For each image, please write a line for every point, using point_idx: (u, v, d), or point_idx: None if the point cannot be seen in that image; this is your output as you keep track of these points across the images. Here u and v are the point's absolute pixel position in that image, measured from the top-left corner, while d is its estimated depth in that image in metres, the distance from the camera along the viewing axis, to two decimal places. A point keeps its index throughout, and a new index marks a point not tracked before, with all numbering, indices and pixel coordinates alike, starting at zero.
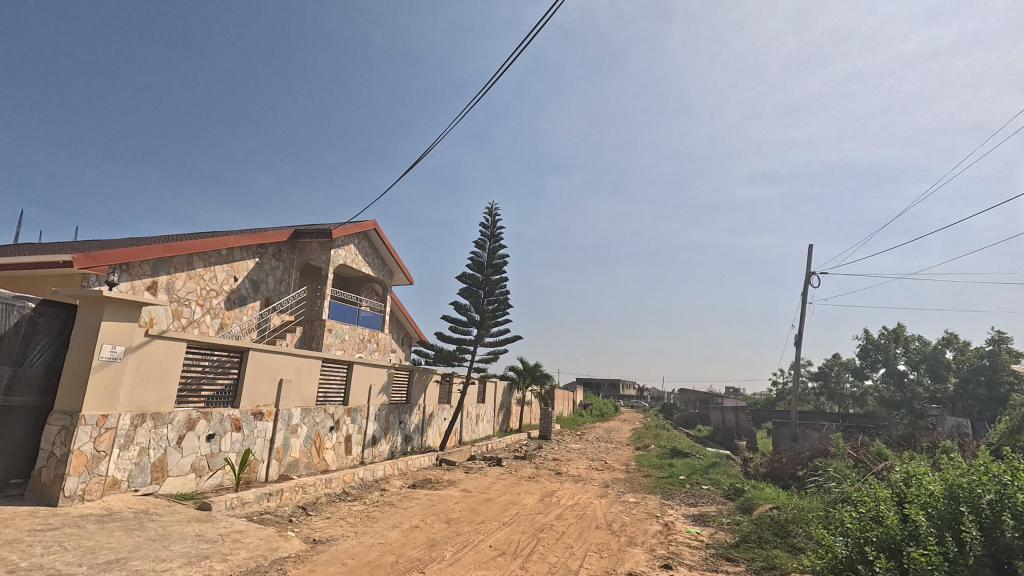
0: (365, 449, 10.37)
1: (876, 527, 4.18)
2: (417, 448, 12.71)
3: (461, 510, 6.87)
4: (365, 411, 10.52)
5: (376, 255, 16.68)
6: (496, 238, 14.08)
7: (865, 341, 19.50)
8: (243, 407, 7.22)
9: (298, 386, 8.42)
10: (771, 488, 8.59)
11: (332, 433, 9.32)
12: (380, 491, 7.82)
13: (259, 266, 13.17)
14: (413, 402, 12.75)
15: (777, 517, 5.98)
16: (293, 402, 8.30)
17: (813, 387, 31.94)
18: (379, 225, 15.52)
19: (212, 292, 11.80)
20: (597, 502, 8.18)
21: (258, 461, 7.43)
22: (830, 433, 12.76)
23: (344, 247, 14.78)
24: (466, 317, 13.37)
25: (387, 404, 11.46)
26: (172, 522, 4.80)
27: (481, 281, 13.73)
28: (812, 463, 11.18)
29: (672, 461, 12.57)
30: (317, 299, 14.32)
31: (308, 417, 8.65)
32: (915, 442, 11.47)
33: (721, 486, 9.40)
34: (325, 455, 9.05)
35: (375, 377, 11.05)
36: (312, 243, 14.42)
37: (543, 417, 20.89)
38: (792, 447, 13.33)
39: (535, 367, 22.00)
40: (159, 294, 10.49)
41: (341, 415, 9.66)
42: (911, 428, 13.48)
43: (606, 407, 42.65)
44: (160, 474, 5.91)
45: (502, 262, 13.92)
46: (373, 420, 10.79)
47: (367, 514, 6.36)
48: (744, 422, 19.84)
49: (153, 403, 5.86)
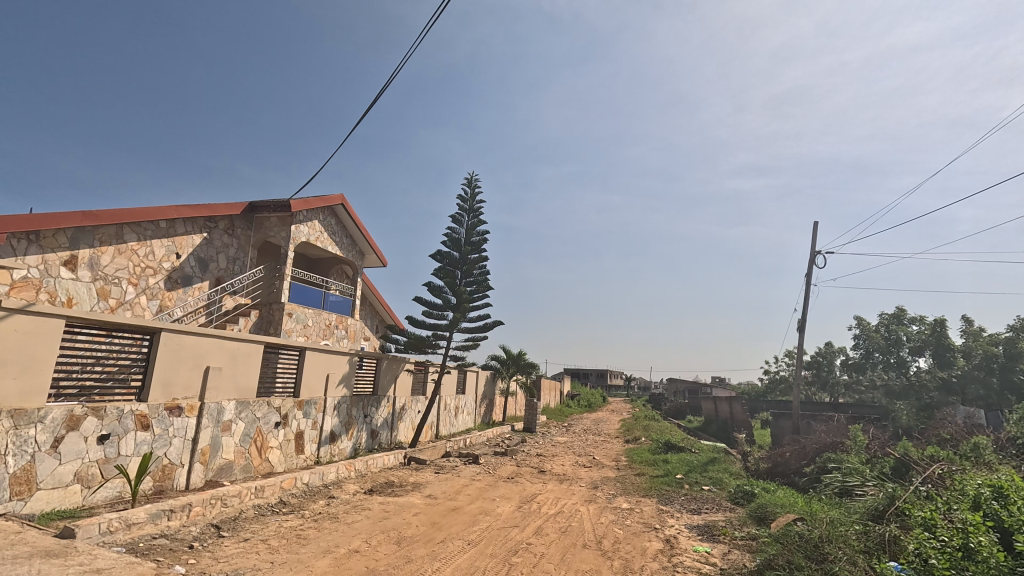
0: (322, 447, 9.12)
1: (979, 569, 2.99)
2: (386, 444, 11.47)
3: (419, 525, 5.60)
4: (321, 404, 9.22)
5: (345, 234, 15.29)
6: (475, 212, 12.79)
7: (865, 327, 18.52)
8: (153, 401, 5.91)
9: (231, 375, 7.09)
10: (785, 491, 7.49)
11: (278, 430, 8.03)
12: (326, 500, 6.54)
13: (208, 243, 11.75)
14: (382, 394, 11.49)
15: (808, 533, 4.84)
16: (224, 394, 6.97)
17: (804, 376, 31.25)
18: (347, 200, 14.15)
19: (148, 270, 10.37)
20: (584, 509, 6.98)
21: (175, 466, 6.16)
22: (836, 425, 11.74)
23: (307, 223, 13.38)
24: (441, 299, 12.06)
25: (349, 396, 10.18)
26: (2, 559, 3.49)
27: (458, 260, 12.45)
28: (821, 459, 10.12)
29: (667, 457, 11.43)
30: (275, 280, 12.90)
31: (245, 412, 7.36)
32: (931, 435, 10.46)
33: (725, 488, 8.28)
34: (269, 456, 7.80)
35: (334, 366, 9.72)
36: (270, 218, 13.00)
37: (528, 408, 19.73)
38: (797, 440, 12.26)
39: (520, 356, 20.85)
40: (80, 270, 9.09)
41: (290, 409, 8.36)
42: (921, 419, 12.53)
43: (594, 397, 41.69)
44: (25, 488, 4.61)
45: (481, 240, 12.63)
46: (331, 414, 9.51)
47: (298, 535, 5.10)
48: (739, 413, 18.80)
49: (11, 397, 4.53)
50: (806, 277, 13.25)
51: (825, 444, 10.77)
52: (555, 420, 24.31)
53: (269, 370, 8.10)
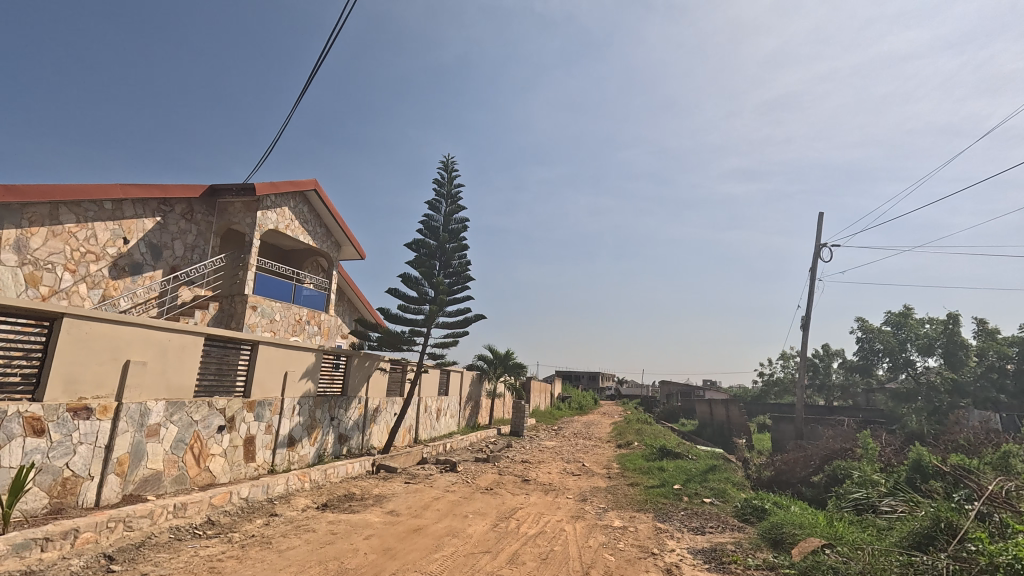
0: (278, 453, 8.12)
1: None
2: (355, 450, 10.46)
3: (367, 553, 4.60)
4: (276, 405, 8.19)
5: (319, 223, 14.26)
6: (454, 198, 11.88)
7: (868, 326, 17.46)
8: (51, 401, 4.90)
9: (161, 371, 6.08)
10: (798, 506, 6.60)
11: (221, 435, 7.02)
12: (265, 520, 5.53)
13: (161, 228, 10.70)
14: (352, 394, 10.48)
15: (845, 567, 3.94)
16: (151, 394, 5.96)
17: (800, 378, 30.53)
18: (320, 186, 13.15)
19: (90, 255, 9.32)
20: (570, 529, 6.02)
21: (81, 479, 5.14)
22: (845, 430, 10.87)
23: (275, 209, 12.35)
24: (417, 292, 11.09)
25: (313, 396, 9.17)
26: None
27: (435, 249, 11.53)
28: (830, 468, 9.28)
29: (663, 465, 10.50)
30: (238, 270, 11.83)
31: (179, 414, 6.35)
32: (948, 441, 9.63)
33: (730, 502, 7.35)
34: (210, 465, 6.80)
35: (295, 362, 8.70)
36: (234, 203, 11.97)
37: (515, 411, 18.77)
38: (801, 446, 11.41)
39: (507, 356, 19.91)
40: (3, 253, 8.01)
41: (238, 411, 7.34)
42: (933, 423, 11.71)
43: (585, 400, 41.03)
44: None
45: (460, 228, 11.71)
46: (290, 416, 8.49)
47: (213, 568, 4.10)
48: (736, 416, 17.93)
49: None
50: (810, 271, 12.43)
51: (834, 451, 9.90)
52: (544, 423, 23.31)
53: (213, 366, 7.04)
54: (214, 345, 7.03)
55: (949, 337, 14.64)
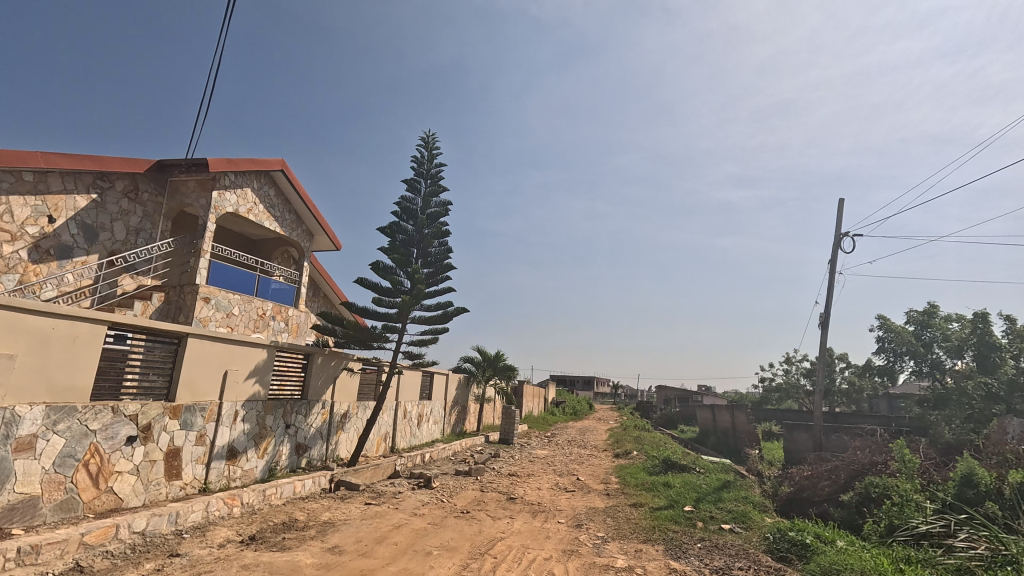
0: (213, 469, 6.79)
1: None
2: (317, 462, 9.12)
3: None
4: (213, 411, 6.86)
5: (288, 209, 12.95)
6: (434, 178, 10.62)
7: (892, 323, 16.16)
8: None
9: (39, 366, 4.76)
10: (846, 541, 5.31)
11: (132, 447, 5.69)
12: (158, 564, 4.19)
13: (98, 207, 9.36)
14: (314, 398, 9.16)
15: None
16: (23, 396, 4.63)
17: (803, 383, 29.34)
18: (288, 166, 11.86)
19: (3, 234, 7.96)
20: (561, 572, 4.69)
21: None
22: (874, 441, 9.60)
23: (234, 190, 11.03)
24: (389, 282, 9.79)
25: (261, 400, 7.82)
26: None
27: (412, 234, 10.26)
28: (863, 485, 8.05)
29: (669, 480, 9.20)
30: (189, 257, 10.47)
31: (66, 423, 5.02)
32: (996, 453, 8.40)
33: (758, 531, 6.05)
34: (115, 486, 5.48)
35: (239, 361, 7.35)
36: (188, 182, 10.65)
37: (505, 417, 17.46)
38: (823, 459, 10.13)
39: (497, 357, 18.67)
40: None
41: (157, 418, 6.01)
42: (969, 434, 10.45)
43: (580, 404, 39.93)
44: None
45: (441, 211, 10.44)
46: (230, 424, 7.15)
47: None
48: (742, 424, 16.65)
49: None
50: (829, 264, 11.25)
51: (864, 467, 8.68)
52: (536, 430, 21.98)
53: (121, 362, 5.69)
54: (125, 336, 5.70)
55: (980, 337, 12.99)
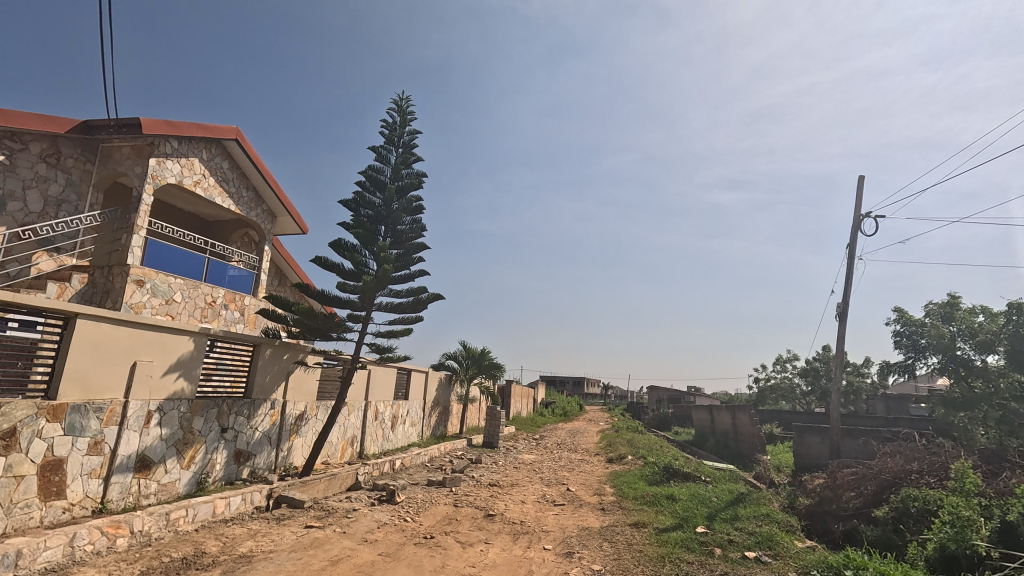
0: (115, 484, 5.45)
1: None
2: (261, 472, 7.77)
3: None
4: (115, 412, 5.50)
5: (245, 185, 11.56)
6: (405, 145, 9.31)
7: (908, 317, 15.06)
8: None
9: None
10: None
11: None
12: None
13: (6, 170, 7.94)
14: (260, 397, 7.80)
15: None
16: None
17: (801, 383, 28.29)
18: (243, 135, 10.53)
19: None
20: None
21: None
22: (907, 446, 8.41)
23: (177, 158, 9.64)
24: (352, 263, 8.46)
25: (186, 400, 6.45)
26: None
27: (380, 208, 8.96)
28: (901, 498, 6.87)
29: (673, 492, 7.92)
30: (121, 233, 9.08)
31: None
32: None
33: (795, 563, 4.82)
34: None
35: (155, 351, 5.99)
36: (122, 147, 9.28)
37: (490, 419, 16.16)
38: (847, 466, 8.94)
39: (483, 355, 17.43)
40: None
41: (28, 420, 4.65)
42: (1010, 438, 9.28)
43: (570, 406, 38.80)
44: None
45: (413, 182, 9.13)
46: (140, 428, 5.79)
47: None
48: (744, 425, 15.50)
49: None
50: (849, 248, 10.09)
51: (899, 477, 7.49)
52: (524, 433, 20.69)
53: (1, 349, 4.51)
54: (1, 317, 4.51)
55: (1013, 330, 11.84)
